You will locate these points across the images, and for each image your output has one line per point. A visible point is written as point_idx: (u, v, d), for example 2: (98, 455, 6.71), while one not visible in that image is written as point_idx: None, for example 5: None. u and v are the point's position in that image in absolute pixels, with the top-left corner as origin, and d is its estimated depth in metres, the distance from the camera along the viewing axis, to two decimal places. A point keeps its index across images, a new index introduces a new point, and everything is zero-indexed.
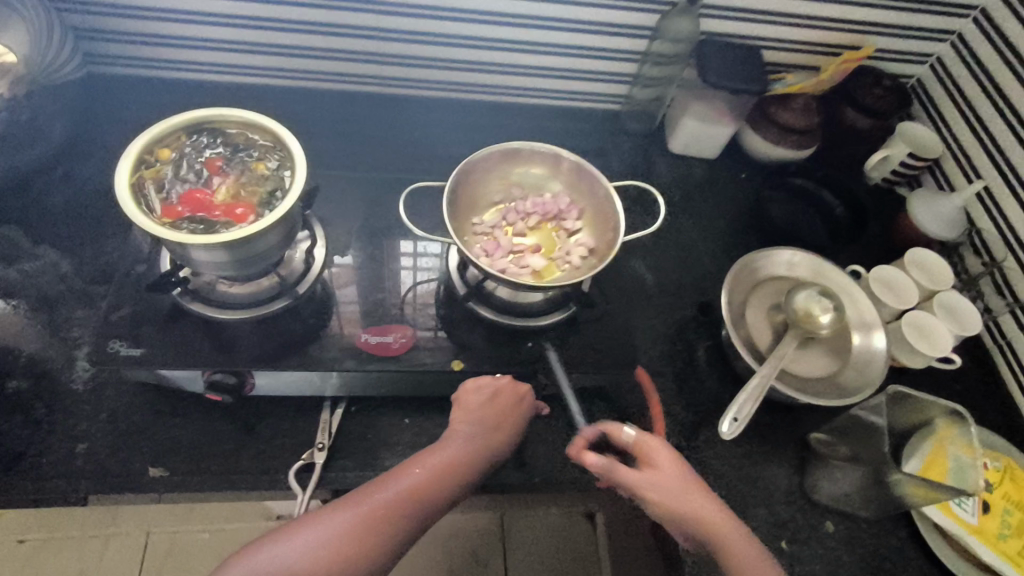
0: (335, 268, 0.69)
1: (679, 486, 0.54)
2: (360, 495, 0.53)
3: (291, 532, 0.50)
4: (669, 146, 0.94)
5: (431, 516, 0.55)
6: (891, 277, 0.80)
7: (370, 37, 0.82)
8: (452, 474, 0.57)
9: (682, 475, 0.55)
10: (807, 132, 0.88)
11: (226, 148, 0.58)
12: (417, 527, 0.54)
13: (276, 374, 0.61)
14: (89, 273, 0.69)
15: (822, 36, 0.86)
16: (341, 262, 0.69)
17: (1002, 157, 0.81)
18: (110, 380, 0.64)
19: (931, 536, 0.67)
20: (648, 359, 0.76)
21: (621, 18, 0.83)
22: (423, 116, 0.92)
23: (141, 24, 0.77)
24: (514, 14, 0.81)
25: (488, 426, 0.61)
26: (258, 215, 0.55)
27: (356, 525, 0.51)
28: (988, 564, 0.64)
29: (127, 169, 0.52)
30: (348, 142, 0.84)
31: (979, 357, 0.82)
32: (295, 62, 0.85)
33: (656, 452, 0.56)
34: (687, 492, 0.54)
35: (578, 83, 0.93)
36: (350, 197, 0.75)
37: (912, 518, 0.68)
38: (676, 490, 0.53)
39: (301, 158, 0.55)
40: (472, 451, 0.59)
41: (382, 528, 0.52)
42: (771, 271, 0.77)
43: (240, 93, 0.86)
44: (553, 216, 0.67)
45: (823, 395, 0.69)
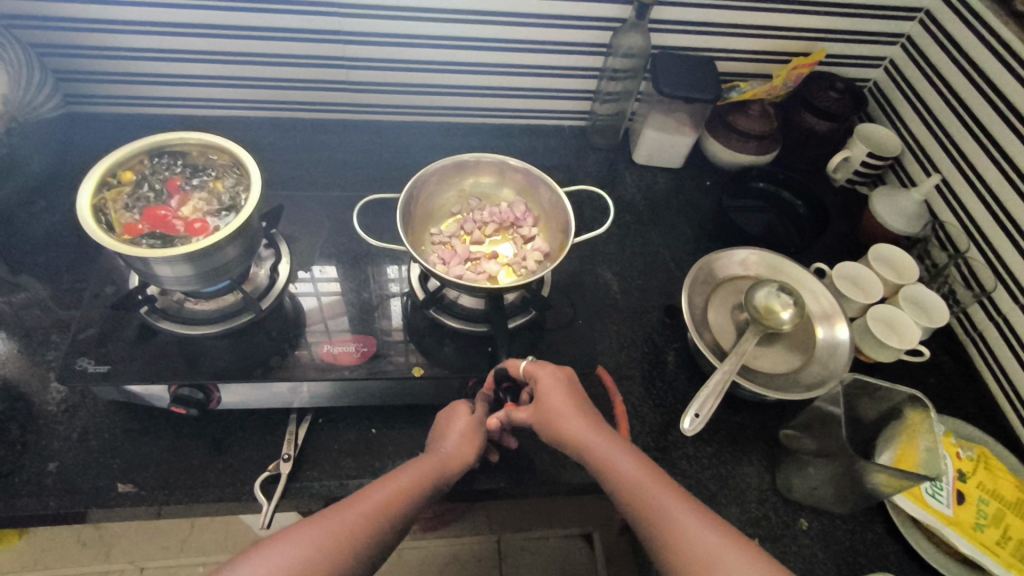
0: (329, 300, 0.70)
1: (551, 410, 0.57)
2: (322, 517, 0.48)
3: (247, 560, 0.45)
4: (634, 157, 0.98)
5: (394, 535, 0.51)
6: (854, 272, 0.80)
7: (342, 67, 0.86)
8: (430, 483, 0.54)
9: (561, 399, 0.58)
10: (766, 136, 0.91)
11: (186, 169, 0.61)
12: (382, 548, 0.49)
13: (240, 388, 0.62)
14: (65, 300, 0.72)
15: (770, 41, 0.90)
16: (331, 296, 0.70)
17: (957, 149, 0.83)
18: (82, 401, 0.65)
19: (908, 529, 0.65)
20: (615, 362, 0.76)
21: (576, 35, 0.87)
22: (391, 141, 0.95)
23: (120, 63, 0.82)
24: (477, 37, 0.85)
25: (451, 444, 0.58)
26: (216, 228, 0.57)
27: (322, 548, 0.46)
28: (966, 555, 0.62)
29: (90, 188, 0.54)
30: (323, 169, 0.88)
31: (952, 347, 0.82)
32: (269, 93, 0.89)
33: (539, 381, 0.59)
34: (561, 415, 0.56)
35: (541, 99, 0.96)
36: (318, 214, 0.77)
37: (888, 512, 0.67)
38: (558, 415, 0.57)
39: (256, 171, 0.58)
40: (449, 461, 0.57)
41: (349, 550, 0.47)
42: (729, 270, 0.79)
43: (216, 124, 0.91)
44: (508, 224, 0.70)
45: (788, 388, 0.69)
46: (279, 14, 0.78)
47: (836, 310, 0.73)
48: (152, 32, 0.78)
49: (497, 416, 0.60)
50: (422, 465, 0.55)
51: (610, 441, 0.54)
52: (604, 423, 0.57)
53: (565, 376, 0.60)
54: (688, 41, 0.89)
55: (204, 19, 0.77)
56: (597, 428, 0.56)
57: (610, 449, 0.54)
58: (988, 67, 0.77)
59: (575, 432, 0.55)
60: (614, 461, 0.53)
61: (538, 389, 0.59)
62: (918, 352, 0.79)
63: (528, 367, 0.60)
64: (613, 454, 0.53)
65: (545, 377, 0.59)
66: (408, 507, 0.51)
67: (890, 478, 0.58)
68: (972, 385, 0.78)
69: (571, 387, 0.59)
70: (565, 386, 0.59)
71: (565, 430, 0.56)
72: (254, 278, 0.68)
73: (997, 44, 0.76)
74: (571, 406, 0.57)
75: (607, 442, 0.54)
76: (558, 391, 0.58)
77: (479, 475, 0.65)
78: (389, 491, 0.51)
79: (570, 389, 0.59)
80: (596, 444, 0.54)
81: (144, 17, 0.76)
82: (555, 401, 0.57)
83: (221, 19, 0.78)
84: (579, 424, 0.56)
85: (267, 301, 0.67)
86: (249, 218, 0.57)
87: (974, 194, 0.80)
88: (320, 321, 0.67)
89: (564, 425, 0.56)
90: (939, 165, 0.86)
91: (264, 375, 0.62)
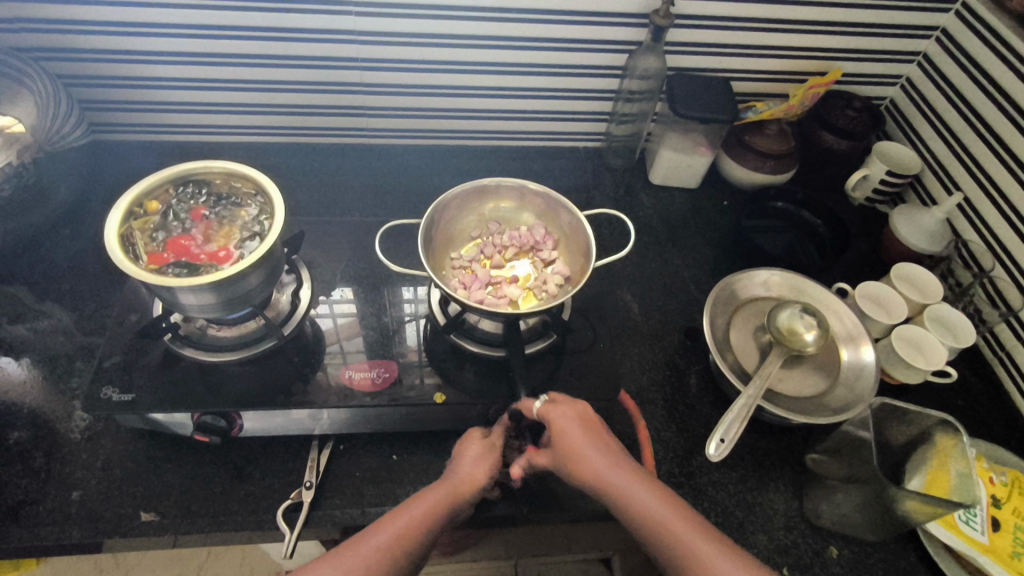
0: (344, 321, 0.70)
1: (566, 449, 0.56)
2: (340, 556, 0.48)
3: None
4: (650, 178, 0.98)
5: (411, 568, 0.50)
6: (878, 291, 0.79)
7: (364, 94, 0.88)
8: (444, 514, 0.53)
9: (578, 435, 0.56)
10: (784, 155, 0.91)
11: (210, 198, 0.62)
12: None
13: (263, 415, 0.62)
14: (90, 326, 0.72)
15: (784, 60, 0.90)
16: (346, 317, 0.70)
17: (978, 167, 0.82)
18: (106, 429, 0.65)
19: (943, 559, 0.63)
20: (636, 386, 0.75)
21: (593, 58, 0.87)
22: (408, 165, 0.96)
23: (144, 92, 0.83)
24: (496, 62, 0.86)
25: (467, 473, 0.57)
26: (240, 257, 0.58)
27: None
28: None
29: (118, 218, 0.55)
30: (345, 194, 0.89)
31: (979, 367, 0.80)
32: (290, 119, 0.90)
33: (553, 420, 0.58)
34: (579, 453, 0.55)
35: (558, 121, 0.97)
36: (340, 239, 0.78)
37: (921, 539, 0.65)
38: (575, 452, 0.56)
39: (280, 200, 0.59)
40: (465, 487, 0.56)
41: None
42: (750, 291, 0.78)
43: (237, 150, 0.92)
44: (529, 248, 0.70)
45: (813, 411, 0.68)
46: (299, 43, 0.79)
47: (859, 331, 0.73)
48: (176, 63, 0.80)
49: (520, 464, 0.60)
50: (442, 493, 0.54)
51: (630, 476, 0.53)
52: (624, 456, 0.56)
53: (579, 414, 0.59)
54: (704, 63, 0.89)
55: (227, 49, 0.79)
56: (615, 463, 0.55)
57: (626, 483, 0.53)
58: (1008, 83, 0.77)
59: (593, 468, 0.54)
60: (628, 492, 0.52)
61: (552, 429, 0.58)
62: (945, 373, 0.78)
63: (542, 406, 0.59)
64: (628, 485, 0.53)
65: (558, 418, 0.58)
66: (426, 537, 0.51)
67: (922, 505, 0.57)
68: (1001, 408, 0.76)
69: (587, 422, 0.58)
70: (580, 423, 0.58)
71: (583, 467, 0.55)
72: (276, 304, 0.69)
73: (1016, 61, 0.75)
74: (587, 442, 0.56)
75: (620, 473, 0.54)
76: (574, 429, 0.57)
77: (501, 502, 0.65)
78: (405, 522, 0.51)
79: (586, 426, 0.58)
80: (614, 480, 0.53)
81: (168, 48, 0.78)
82: (571, 438, 0.56)
83: (244, 49, 0.79)
84: (596, 459, 0.55)
85: (289, 327, 0.67)
86: (273, 246, 0.58)
87: (997, 212, 0.79)
88: (335, 343, 0.67)
89: (581, 461, 0.55)
90: (960, 182, 0.85)
91: (285, 400, 0.62)
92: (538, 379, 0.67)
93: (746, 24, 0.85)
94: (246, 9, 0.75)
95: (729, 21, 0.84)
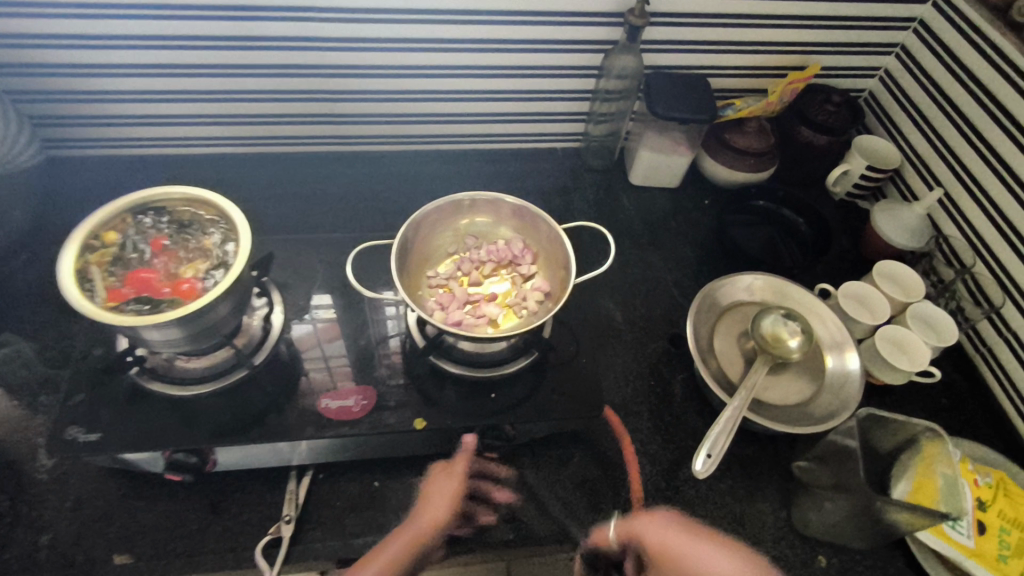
0: (324, 323, 0.70)
1: (672, 548, 0.61)
2: None
3: None
4: (630, 179, 0.97)
5: None
6: (860, 292, 0.79)
7: (334, 101, 0.84)
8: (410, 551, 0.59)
9: (679, 536, 0.63)
10: (764, 153, 0.89)
11: (172, 226, 0.59)
12: None
13: (237, 449, 0.60)
14: (52, 357, 0.69)
15: (763, 55, 0.88)
16: (325, 317, 0.70)
17: (957, 161, 0.81)
18: (73, 467, 0.62)
19: (932, 566, 0.63)
20: (621, 398, 0.74)
21: (569, 58, 0.85)
22: (381, 173, 0.93)
23: (100, 106, 0.79)
24: (470, 65, 0.83)
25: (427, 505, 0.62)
26: (204, 289, 0.55)
27: None
28: None
29: (71, 253, 0.53)
30: (318, 206, 0.87)
31: (962, 364, 0.80)
32: (257, 129, 0.87)
33: (649, 529, 0.63)
34: (691, 549, 0.61)
35: (536, 123, 0.95)
36: (313, 256, 0.75)
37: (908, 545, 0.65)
38: (688, 548, 0.62)
39: (245, 228, 0.56)
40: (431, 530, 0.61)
41: None
42: (733, 296, 0.77)
43: (203, 162, 0.89)
44: (507, 262, 0.68)
45: (799, 420, 0.67)
46: (263, 51, 0.76)
47: (843, 336, 0.72)
48: (132, 75, 0.76)
49: None
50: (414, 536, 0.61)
51: (739, 559, 0.62)
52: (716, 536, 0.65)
53: (668, 518, 0.65)
54: (682, 60, 0.87)
55: (186, 60, 0.75)
56: (722, 548, 0.63)
57: (738, 565, 0.61)
58: (987, 78, 0.76)
59: (707, 561, 0.61)
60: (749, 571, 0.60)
61: (648, 537, 0.63)
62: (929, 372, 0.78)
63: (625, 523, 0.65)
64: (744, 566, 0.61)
65: (651, 527, 0.64)
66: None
67: (913, 519, 0.57)
68: (983, 406, 0.77)
69: (678, 521, 0.65)
70: (674, 525, 0.64)
71: (700, 561, 0.60)
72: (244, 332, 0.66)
73: (995, 56, 0.74)
74: (691, 539, 0.63)
75: (737, 571, 0.60)
76: (675, 531, 0.63)
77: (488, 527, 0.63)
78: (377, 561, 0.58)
79: (680, 526, 0.64)
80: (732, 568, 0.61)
81: (122, 60, 0.74)
82: (677, 540, 0.62)
83: (203, 59, 0.76)
84: (708, 551, 0.62)
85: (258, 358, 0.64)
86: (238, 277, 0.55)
87: (977, 207, 0.79)
88: (316, 347, 0.67)
89: (697, 556, 0.61)
90: (940, 177, 0.85)
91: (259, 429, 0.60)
92: (520, 398, 0.66)
93: (724, 20, 0.82)
94: (205, 18, 0.71)
95: (706, 18, 0.82)
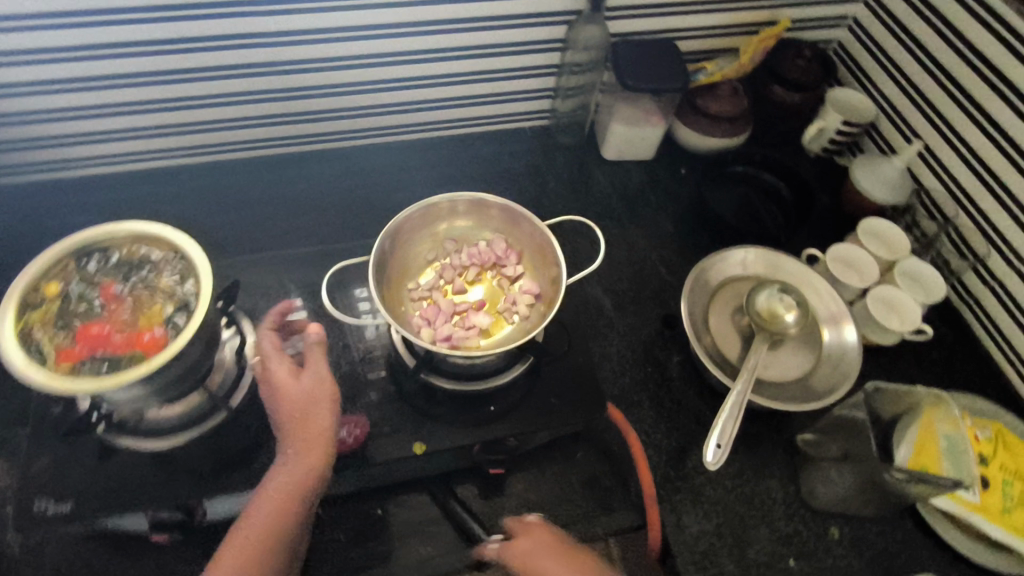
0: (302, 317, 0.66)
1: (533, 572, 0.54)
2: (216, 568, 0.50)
3: None
4: (602, 153, 0.93)
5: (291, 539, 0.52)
6: (849, 253, 0.77)
7: (285, 100, 0.78)
8: (298, 489, 0.52)
9: (544, 557, 0.55)
10: (738, 117, 0.86)
11: (122, 269, 0.53)
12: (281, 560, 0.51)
13: (229, 498, 0.56)
14: (6, 415, 0.63)
15: (730, 13, 0.84)
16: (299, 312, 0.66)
17: (934, 109, 0.80)
18: (49, 536, 0.57)
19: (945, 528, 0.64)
20: (620, 389, 0.72)
21: (533, 32, 0.80)
22: (342, 174, 0.87)
23: (20, 129, 0.71)
24: (427, 48, 0.77)
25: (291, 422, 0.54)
26: (168, 338, 0.50)
27: None
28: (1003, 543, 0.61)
29: (9, 315, 0.47)
30: (280, 216, 0.81)
31: (950, 317, 0.81)
32: (202, 137, 0.79)
33: (516, 546, 0.57)
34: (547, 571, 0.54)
35: (501, 104, 0.90)
36: (280, 274, 0.70)
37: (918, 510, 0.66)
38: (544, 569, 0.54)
39: (206, 266, 0.51)
40: (319, 429, 0.54)
41: None
42: (725, 272, 0.75)
43: (145, 178, 0.81)
44: (491, 265, 0.65)
45: (800, 398, 0.67)
46: (199, 53, 0.69)
47: (838, 307, 0.71)
48: (54, 92, 0.68)
49: None
50: (309, 448, 0.53)
51: None
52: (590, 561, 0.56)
53: (543, 535, 0.58)
54: (649, 25, 0.83)
55: (109, 71, 0.67)
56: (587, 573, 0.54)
57: None
58: (962, 24, 0.73)
59: None
60: None
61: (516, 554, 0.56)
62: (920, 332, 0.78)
63: (500, 545, 0.58)
64: None
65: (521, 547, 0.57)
66: (296, 494, 0.52)
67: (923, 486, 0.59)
68: (973, 357, 0.78)
69: (556, 538, 0.58)
70: (547, 546, 0.57)
71: None
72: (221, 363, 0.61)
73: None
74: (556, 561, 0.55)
75: None
76: (540, 551, 0.56)
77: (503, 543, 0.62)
78: (264, 513, 0.51)
79: (552, 547, 0.57)
80: None
81: (39, 77, 0.66)
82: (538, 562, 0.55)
83: (129, 68, 0.68)
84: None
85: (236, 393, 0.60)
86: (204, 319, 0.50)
87: (956, 156, 0.78)
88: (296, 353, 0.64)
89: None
90: (917, 127, 0.83)
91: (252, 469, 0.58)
92: (520, 406, 0.63)
93: None
94: (128, 22, 0.63)
95: None
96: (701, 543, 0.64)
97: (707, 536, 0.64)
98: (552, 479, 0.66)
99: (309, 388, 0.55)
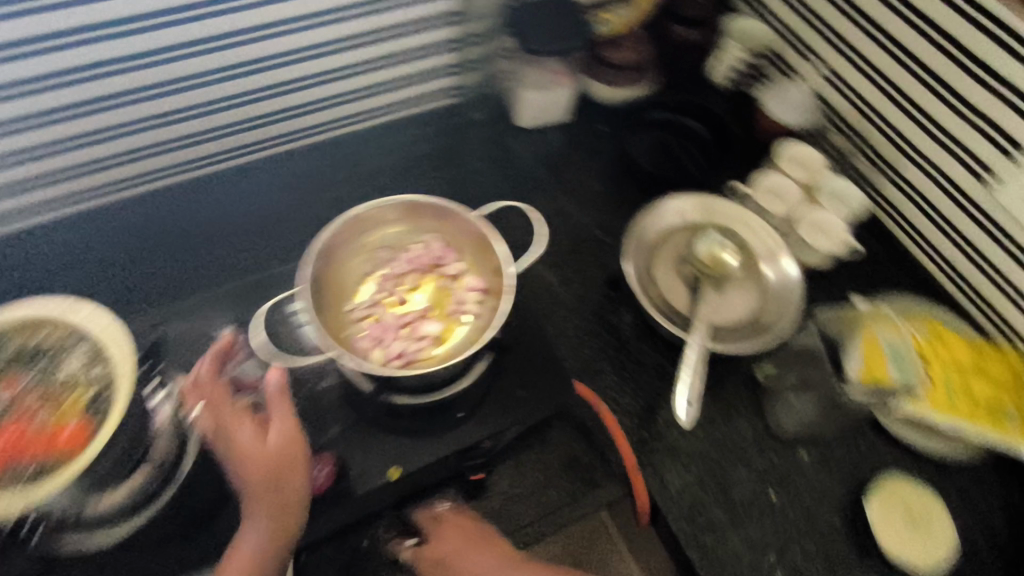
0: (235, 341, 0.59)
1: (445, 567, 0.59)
2: None
3: None
4: (515, 121, 0.89)
5: None
6: (777, 183, 0.78)
7: (171, 122, 0.71)
8: (271, 556, 0.51)
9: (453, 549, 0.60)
10: (641, 65, 0.86)
11: (24, 361, 0.47)
12: None
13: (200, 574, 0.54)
14: None
15: None
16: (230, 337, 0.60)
17: (831, 29, 0.80)
18: None
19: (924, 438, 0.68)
20: (582, 363, 0.72)
21: (426, 9, 0.75)
22: (249, 194, 0.80)
23: None
24: (315, 42, 0.71)
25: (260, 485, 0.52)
26: (91, 432, 0.44)
27: None
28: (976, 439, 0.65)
29: None
30: (191, 252, 0.75)
31: (873, 228, 0.84)
32: (85, 179, 0.72)
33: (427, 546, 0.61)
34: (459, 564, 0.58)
35: (407, 90, 0.85)
36: (203, 319, 0.64)
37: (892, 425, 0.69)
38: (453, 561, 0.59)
39: (124, 346, 0.46)
40: (289, 492, 0.52)
41: None
42: (663, 225, 0.75)
43: (21, 237, 0.72)
44: (431, 269, 0.62)
45: (754, 336, 0.68)
46: (62, 87, 0.62)
47: (774, 242, 0.73)
48: None
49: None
50: (278, 511, 0.52)
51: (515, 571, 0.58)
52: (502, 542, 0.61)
53: (451, 525, 0.62)
54: None
55: None
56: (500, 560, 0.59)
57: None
58: None
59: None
60: None
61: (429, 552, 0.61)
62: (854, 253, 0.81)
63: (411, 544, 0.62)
64: None
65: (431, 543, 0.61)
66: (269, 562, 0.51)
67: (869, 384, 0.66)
68: (899, 262, 0.82)
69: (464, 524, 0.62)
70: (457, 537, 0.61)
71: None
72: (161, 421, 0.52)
73: None
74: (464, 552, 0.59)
75: None
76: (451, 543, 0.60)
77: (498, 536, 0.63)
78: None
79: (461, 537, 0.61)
80: None
81: None
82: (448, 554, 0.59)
83: None
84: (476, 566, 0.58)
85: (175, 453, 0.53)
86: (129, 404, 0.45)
87: (856, 72, 0.79)
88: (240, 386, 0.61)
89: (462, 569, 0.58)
90: (814, 48, 0.84)
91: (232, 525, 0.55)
92: (487, 409, 0.61)
93: None
94: None
95: None
96: (687, 496, 0.65)
97: (692, 488, 0.66)
98: (534, 468, 0.68)
99: (276, 447, 0.52)
